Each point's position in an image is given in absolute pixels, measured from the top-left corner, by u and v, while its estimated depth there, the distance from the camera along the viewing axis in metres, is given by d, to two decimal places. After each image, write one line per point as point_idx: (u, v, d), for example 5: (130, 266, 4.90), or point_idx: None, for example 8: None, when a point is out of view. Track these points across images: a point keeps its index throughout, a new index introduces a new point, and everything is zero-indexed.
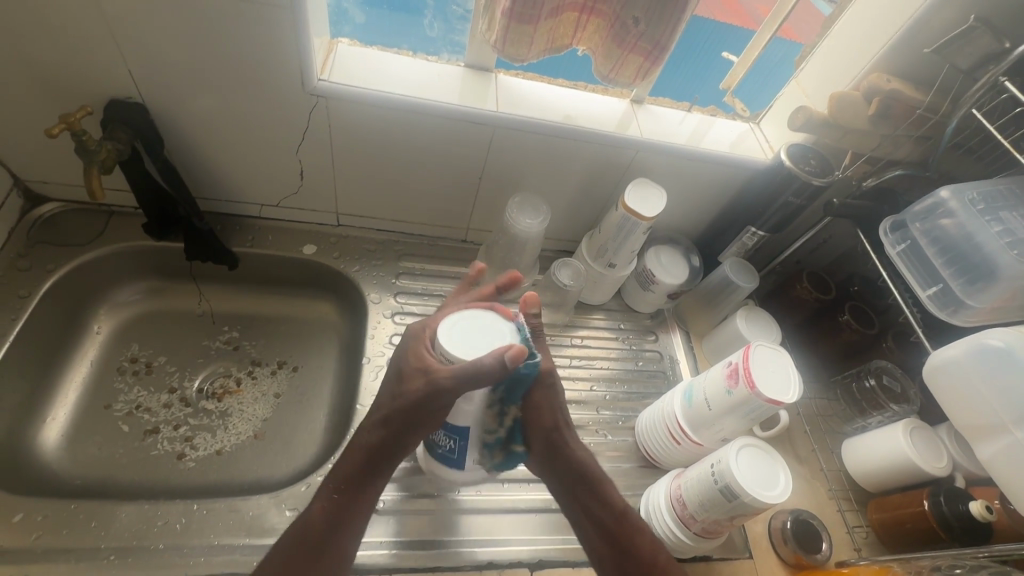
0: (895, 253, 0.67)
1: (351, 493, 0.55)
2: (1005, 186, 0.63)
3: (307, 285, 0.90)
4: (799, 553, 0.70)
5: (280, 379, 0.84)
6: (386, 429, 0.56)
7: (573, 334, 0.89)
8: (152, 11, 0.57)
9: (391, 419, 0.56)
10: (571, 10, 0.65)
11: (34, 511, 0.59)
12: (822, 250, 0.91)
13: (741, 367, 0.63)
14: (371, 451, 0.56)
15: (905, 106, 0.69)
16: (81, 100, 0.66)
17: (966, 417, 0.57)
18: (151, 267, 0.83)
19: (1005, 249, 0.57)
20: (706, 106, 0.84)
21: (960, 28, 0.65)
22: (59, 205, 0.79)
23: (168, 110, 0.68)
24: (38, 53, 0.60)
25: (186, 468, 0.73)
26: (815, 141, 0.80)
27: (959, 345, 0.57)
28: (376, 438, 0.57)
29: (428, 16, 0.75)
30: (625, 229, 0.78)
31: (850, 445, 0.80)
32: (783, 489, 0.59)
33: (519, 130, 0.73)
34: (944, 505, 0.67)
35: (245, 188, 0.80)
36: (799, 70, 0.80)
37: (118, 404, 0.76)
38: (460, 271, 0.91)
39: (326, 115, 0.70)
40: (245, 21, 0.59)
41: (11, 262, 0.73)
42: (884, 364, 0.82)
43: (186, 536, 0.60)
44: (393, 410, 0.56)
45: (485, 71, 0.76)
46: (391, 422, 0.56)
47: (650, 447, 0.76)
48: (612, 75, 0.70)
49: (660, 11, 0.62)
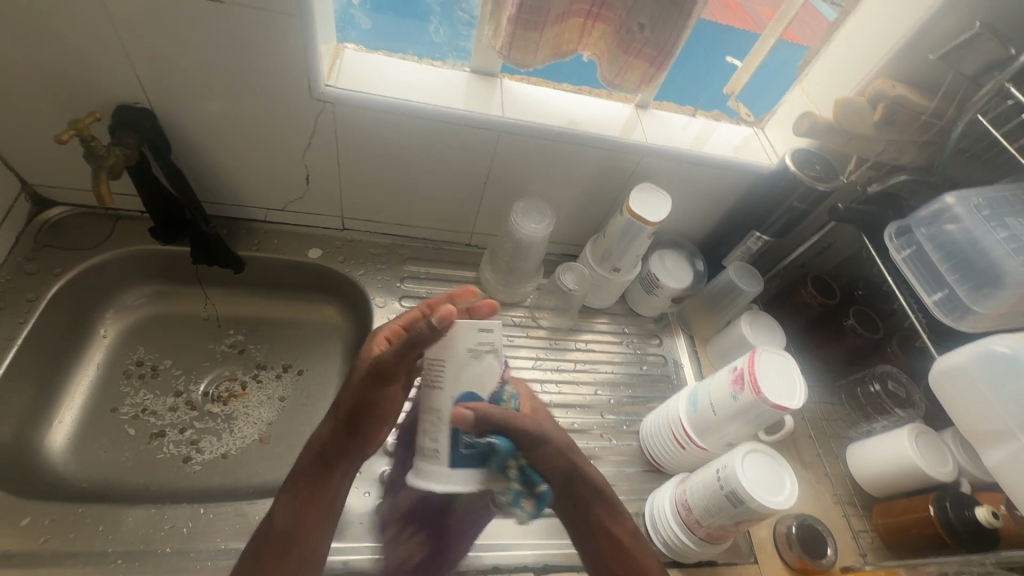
0: (900, 259, 0.67)
1: (317, 491, 0.58)
2: (1011, 192, 0.63)
3: (311, 288, 0.90)
4: (804, 558, 0.70)
5: (285, 383, 0.84)
6: (345, 424, 0.59)
7: (577, 338, 0.89)
8: (162, 18, 0.58)
9: (351, 418, 0.58)
10: (576, 16, 0.66)
11: (41, 515, 0.59)
12: (826, 254, 0.91)
13: (746, 372, 0.63)
14: (333, 446, 0.59)
15: (909, 112, 0.69)
16: (90, 106, 0.66)
17: (971, 423, 0.57)
18: (157, 271, 0.84)
19: (1009, 255, 0.57)
20: (710, 111, 0.84)
21: (964, 34, 0.65)
22: (66, 209, 0.80)
23: (176, 116, 0.68)
24: (48, 59, 0.61)
25: (192, 471, 0.73)
26: (819, 146, 0.80)
27: (964, 351, 0.57)
28: (338, 438, 0.59)
29: (433, 22, 0.76)
30: (630, 234, 0.78)
31: (856, 450, 0.80)
32: (788, 495, 0.59)
33: (524, 136, 0.74)
34: (950, 511, 0.67)
35: (252, 193, 0.81)
36: (803, 75, 0.80)
37: (124, 408, 0.76)
38: (465, 275, 0.91)
39: (332, 121, 0.70)
40: (253, 28, 0.60)
41: (20, 267, 0.74)
42: (889, 369, 0.82)
43: (193, 539, 0.61)
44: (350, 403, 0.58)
45: (490, 77, 0.76)
46: (348, 418, 0.59)
47: (654, 451, 0.76)
48: (617, 80, 0.71)
49: (666, 18, 0.62)
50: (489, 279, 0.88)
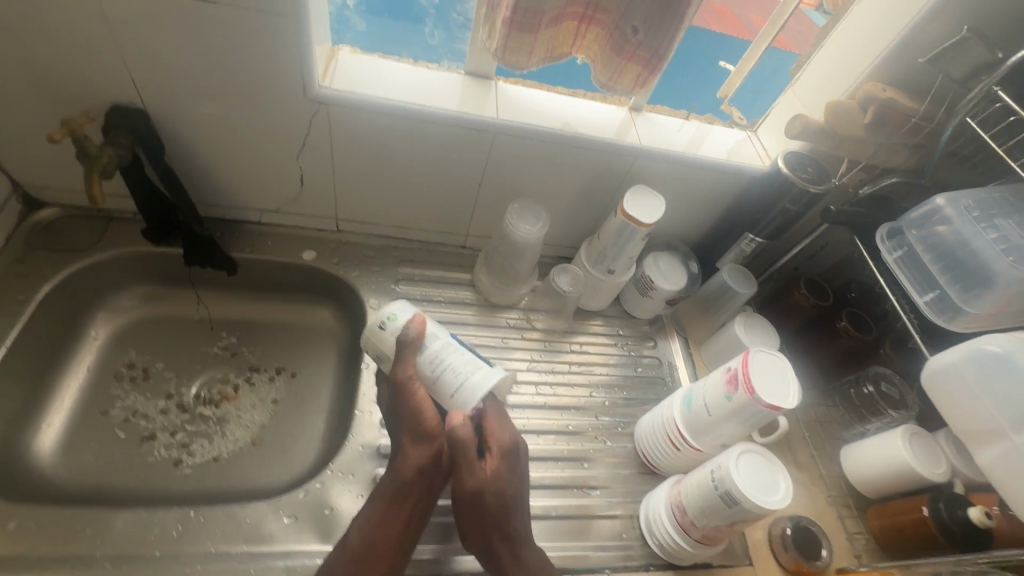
0: (891, 259, 0.68)
1: (396, 512, 0.59)
2: (1001, 194, 0.64)
3: (305, 291, 0.90)
4: (799, 560, 0.70)
5: (278, 386, 0.83)
6: (397, 482, 0.60)
7: (572, 341, 0.89)
8: (154, 18, 0.58)
9: (428, 438, 0.61)
10: (570, 20, 0.67)
11: (28, 519, 0.58)
12: (818, 257, 0.92)
13: (741, 372, 0.63)
14: (398, 502, 0.60)
15: (899, 115, 0.70)
16: (81, 105, 0.66)
17: (964, 423, 0.56)
18: (149, 274, 0.83)
19: (1000, 255, 0.58)
20: (703, 114, 0.84)
21: (952, 38, 0.66)
22: (58, 210, 0.79)
23: (168, 116, 0.68)
24: (41, 58, 0.60)
25: (183, 475, 0.72)
26: (811, 149, 0.80)
27: (956, 350, 0.56)
28: (413, 466, 0.60)
29: (429, 25, 0.76)
30: (623, 236, 0.78)
31: (849, 452, 0.80)
32: (783, 494, 0.59)
33: (518, 138, 0.74)
34: (943, 511, 0.67)
35: (245, 194, 0.80)
36: (794, 78, 0.80)
37: (114, 411, 0.76)
38: (459, 277, 0.91)
39: (326, 122, 0.70)
40: (247, 29, 0.60)
41: (10, 268, 0.73)
42: (883, 371, 0.83)
43: (183, 544, 0.60)
44: (427, 426, 0.60)
45: (484, 79, 0.77)
46: (430, 440, 0.61)
47: (649, 454, 0.76)
48: (611, 83, 0.71)
49: (658, 23, 0.63)
50: (484, 282, 0.88)
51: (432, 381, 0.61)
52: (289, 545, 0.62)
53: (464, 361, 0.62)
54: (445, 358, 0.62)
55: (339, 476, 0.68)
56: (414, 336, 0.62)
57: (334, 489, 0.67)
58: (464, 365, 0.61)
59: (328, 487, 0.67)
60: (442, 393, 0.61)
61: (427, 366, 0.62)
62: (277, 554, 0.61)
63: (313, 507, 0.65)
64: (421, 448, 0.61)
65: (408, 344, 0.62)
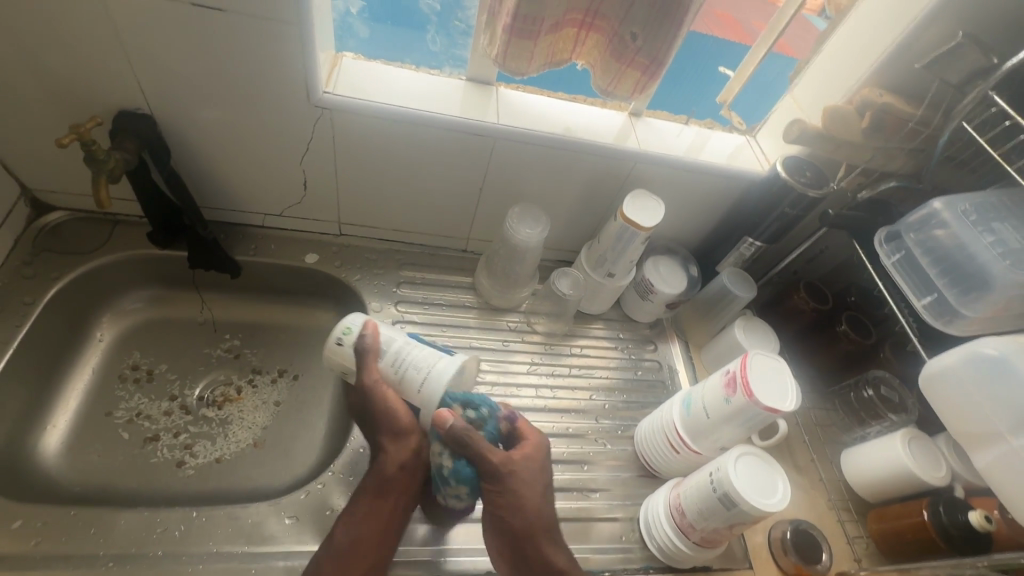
0: (889, 264, 0.68)
1: (381, 510, 0.61)
2: (998, 198, 0.64)
3: (308, 293, 0.90)
4: (799, 564, 0.70)
5: (281, 388, 0.84)
6: (378, 481, 0.62)
7: (572, 344, 0.90)
8: (161, 25, 0.59)
9: (404, 435, 0.64)
10: (570, 27, 0.68)
11: (33, 518, 0.58)
12: (818, 260, 0.92)
13: (738, 375, 0.63)
14: (378, 500, 0.62)
15: (896, 120, 0.70)
16: (89, 111, 0.67)
17: (962, 426, 0.57)
18: (154, 277, 0.84)
19: (997, 259, 0.58)
20: (703, 119, 0.85)
21: (948, 43, 0.66)
22: (65, 214, 0.80)
23: (174, 122, 0.69)
24: (51, 65, 0.62)
25: (186, 476, 0.73)
26: (809, 153, 0.81)
27: (953, 352, 0.56)
28: (393, 463, 0.63)
29: (431, 31, 0.77)
30: (623, 239, 0.79)
31: (850, 455, 0.80)
32: (782, 497, 0.59)
33: (518, 142, 0.75)
34: (943, 515, 0.67)
35: (249, 198, 0.81)
36: (793, 84, 0.80)
37: (118, 412, 0.76)
38: (460, 281, 0.92)
39: (329, 127, 0.71)
40: (252, 36, 0.61)
41: (17, 270, 0.74)
42: (882, 374, 0.83)
43: (185, 543, 0.60)
44: (400, 424, 0.63)
45: (485, 84, 0.78)
46: (406, 437, 0.64)
47: (649, 456, 0.76)
48: (610, 88, 0.72)
49: (657, 28, 0.64)
50: (485, 286, 0.89)
51: (397, 379, 0.64)
52: (290, 545, 0.62)
53: (423, 356, 0.65)
54: (406, 356, 0.64)
55: (340, 477, 0.68)
56: (372, 340, 0.65)
57: (335, 490, 0.67)
58: (425, 359, 0.65)
59: (329, 488, 0.67)
60: (409, 390, 0.64)
61: (390, 367, 0.64)
62: (279, 554, 0.61)
63: (314, 508, 0.65)
64: (398, 445, 0.63)
65: (369, 350, 0.64)
